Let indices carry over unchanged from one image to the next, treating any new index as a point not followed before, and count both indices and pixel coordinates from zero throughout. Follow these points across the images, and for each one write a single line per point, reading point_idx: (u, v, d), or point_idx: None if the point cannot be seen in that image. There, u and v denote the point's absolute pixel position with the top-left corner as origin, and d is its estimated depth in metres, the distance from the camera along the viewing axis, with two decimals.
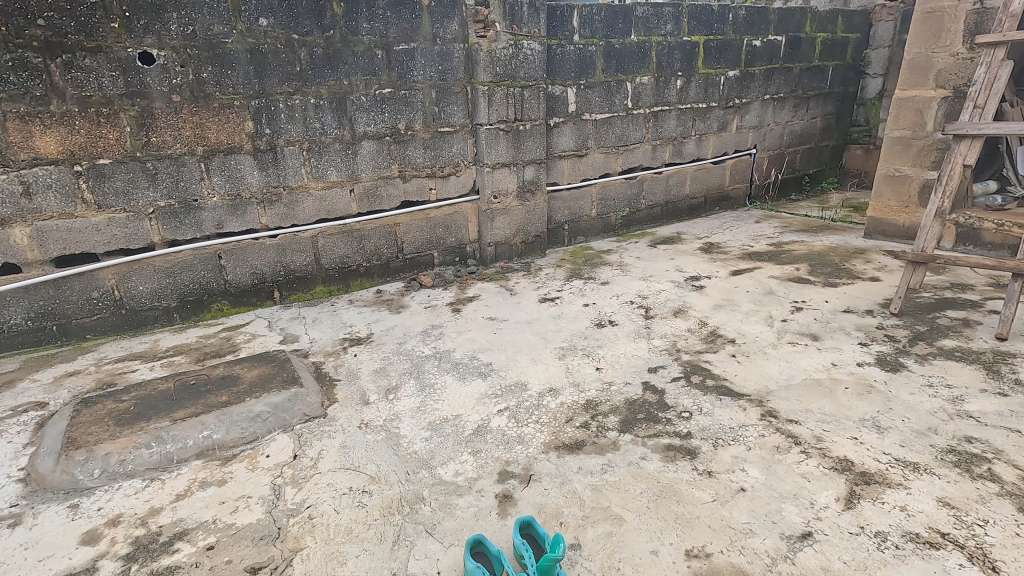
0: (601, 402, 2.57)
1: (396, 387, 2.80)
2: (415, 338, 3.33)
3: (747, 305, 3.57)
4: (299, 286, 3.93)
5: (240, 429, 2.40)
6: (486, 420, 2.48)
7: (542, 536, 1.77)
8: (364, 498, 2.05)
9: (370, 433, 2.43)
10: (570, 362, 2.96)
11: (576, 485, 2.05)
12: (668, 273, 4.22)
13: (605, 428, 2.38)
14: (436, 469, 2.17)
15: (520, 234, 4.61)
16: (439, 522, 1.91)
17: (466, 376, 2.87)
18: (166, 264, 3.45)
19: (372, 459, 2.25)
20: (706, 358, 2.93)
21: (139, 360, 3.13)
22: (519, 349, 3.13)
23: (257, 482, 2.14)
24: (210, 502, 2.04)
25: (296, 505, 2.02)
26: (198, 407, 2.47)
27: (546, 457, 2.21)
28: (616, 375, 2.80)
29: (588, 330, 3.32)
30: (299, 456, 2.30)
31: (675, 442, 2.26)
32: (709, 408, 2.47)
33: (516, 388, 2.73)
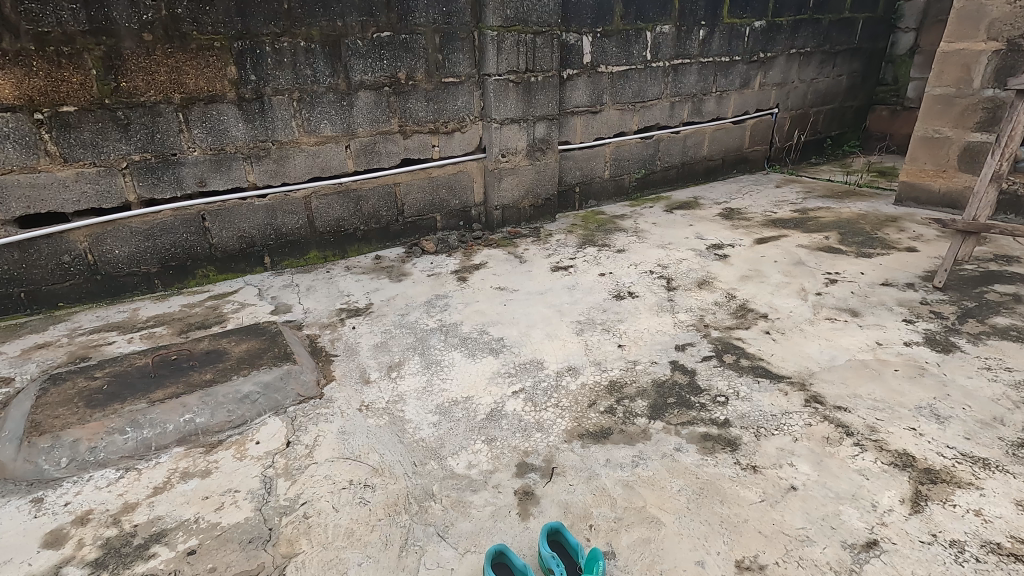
0: (627, 384, 2.33)
1: (399, 364, 2.55)
2: (418, 310, 3.06)
3: (777, 277, 3.31)
4: (292, 251, 3.63)
5: (227, 411, 2.15)
6: (500, 403, 2.24)
7: (575, 549, 1.55)
8: (366, 494, 1.82)
9: (371, 417, 2.19)
10: (589, 338, 2.71)
11: (605, 480, 1.82)
12: (688, 241, 3.94)
13: (633, 414, 2.14)
14: (446, 461, 1.94)
15: (529, 196, 4.30)
16: (451, 523, 1.69)
17: (475, 352, 2.62)
18: (144, 225, 3.15)
19: (374, 448, 2.02)
20: (738, 335, 2.68)
21: (116, 331, 2.86)
22: (533, 323, 2.87)
23: (245, 474, 1.91)
24: (192, 497, 1.81)
25: (289, 502, 1.79)
26: (180, 387, 2.22)
27: (569, 448, 1.98)
28: (640, 354, 2.56)
29: (606, 302, 3.06)
30: (293, 442, 2.06)
31: (712, 431, 2.03)
32: (747, 392, 2.24)
33: (531, 367, 2.49)
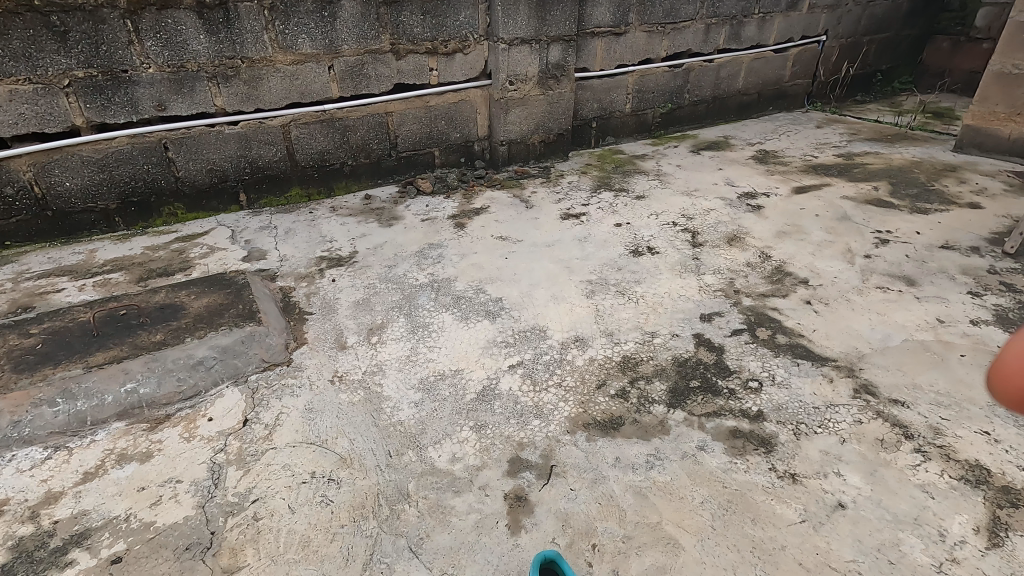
0: (642, 361, 2.00)
1: (382, 327, 2.23)
2: (408, 261, 2.70)
3: (819, 235, 2.89)
4: (270, 187, 3.24)
5: (176, 381, 1.86)
6: (494, 379, 1.93)
7: None
8: (329, 491, 1.54)
9: (344, 392, 1.89)
10: (600, 302, 2.35)
11: (613, 486, 1.53)
12: (717, 189, 3.49)
13: (649, 400, 1.83)
14: (426, 451, 1.65)
15: (539, 131, 3.81)
16: (427, 535, 1.42)
17: (470, 315, 2.29)
18: (96, 154, 2.75)
19: (344, 432, 1.73)
20: (773, 304, 2.31)
21: (67, 276, 2.54)
22: (536, 282, 2.51)
23: (192, 460, 1.63)
24: (125, 488, 1.54)
25: (238, 499, 1.51)
26: (124, 349, 1.92)
27: (572, 441, 1.68)
28: (659, 324, 2.21)
29: (622, 259, 2.69)
30: (251, 421, 1.77)
31: (743, 426, 1.71)
32: (784, 378, 1.90)
33: (533, 335, 2.16)
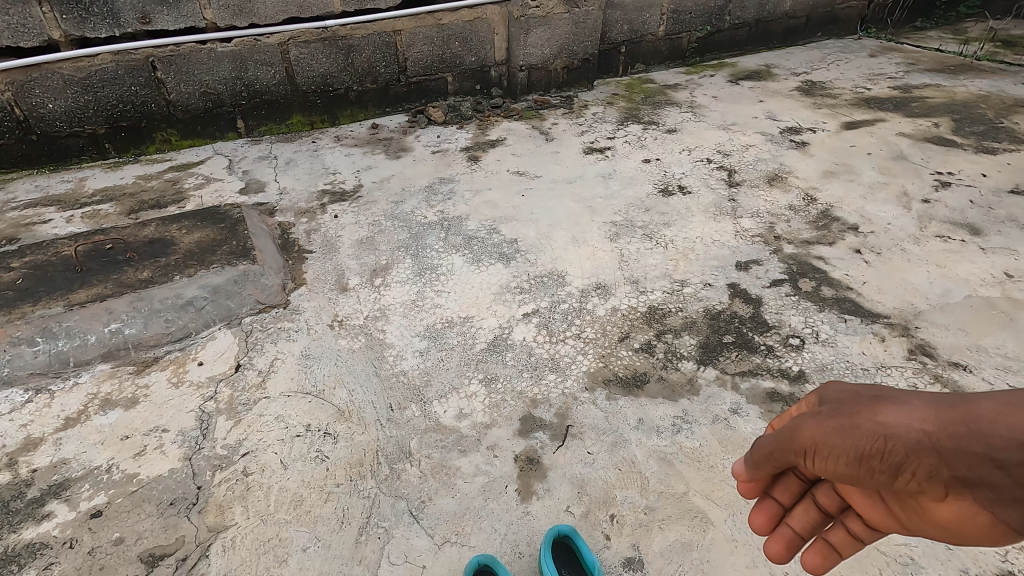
0: (670, 312, 1.82)
1: (386, 268, 2.05)
2: (417, 197, 2.49)
3: (870, 176, 2.60)
4: (270, 114, 3.00)
5: (165, 322, 1.73)
6: (507, 329, 1.77)
7: (591, 566, 1.12)
8: (325, 446, 1.42)
9: (344, 338, 1.75)
10: (625, 246, 2.14)
11: (635, 451, 1.38)
12: (757, 123, 3.17)
13: (677, 356, 1.65)
14: (431, 406, 1.52)
15: (563, 55, 3.47)
16: (430, 498, 1.29)
17: (482, 257, 2.10)
18: (78, 73, 2.53)
19: (343, 381, 1.59)
20: (819, 253, 2.08)
21: (55, 205, 2.38)
22: (555, 222, 2.30)
23: (179, 407, 1.51)
24: (108, 436, 1.43)
25: (227, 451, 1.40)
26: (108, 287, 1.77)
27: (591, 399, 1.52)
28: (690, 271, 2.00)
29: (650, 199, 2.45)
30: (243, 367, 1.65)
31: (781, 387, 1.54)
32: (830, 336, 1.71)
33: (550, 281, 1.97)
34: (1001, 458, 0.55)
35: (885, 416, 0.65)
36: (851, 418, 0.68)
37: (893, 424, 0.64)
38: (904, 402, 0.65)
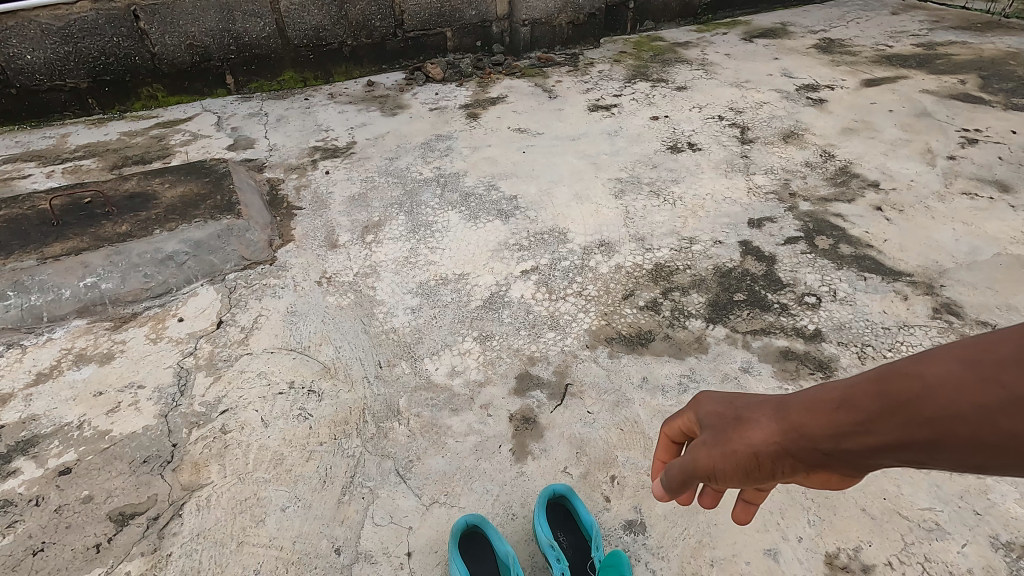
0: (678, 269, 1.71)
1: (379, 224, 1.95)
2: (412, 153, 2.38)
3: (892, 133, 2.46)
4: (260, 69, 2.87)
5: (143, 277, 1.64)
6: (504, 286, 1.67)
7: (587, 528, 1.04)
8: (309, 404, 1.33)
9: (332, 294, 1.66)
10: (631, 203, 2.03)
11: (638, 411, 1.30)
12: (772, 80, 3.01)
13: (685, 314, 1.55)
14: (422, 364, 1.43)
15: (567, 10, 3.30)
16: (418, 458, 1.21)
17: (480, 214, 1.99)
18: (57, 22, 2.40)
19: (330, 338, 1.51)
20: (836, 210, 1.96)
21: (35, 161, 2.29)
22: (558, 179, 2.18)
23: (157, 363, 1.44)
24: (81, 392, 1.36)
25: (205, 408, 1.32)
26: (84, 240, 1.68)
27: (592, 358, 1.43)
28: (699, 228, 1.89)
29: (657, 155, 2.32)
30: (226, 323, 1.56)
31: (796, 346, 1.44)
32: (848, 294, 1.60)
33: (550, 238, 1.86)
34: (852, 454, 0.49)
35: (737, 437, 0.57)
36: (710, 452, 0.58)
37: (745, 449, 0.55)
38: (751, 413, 0.57)
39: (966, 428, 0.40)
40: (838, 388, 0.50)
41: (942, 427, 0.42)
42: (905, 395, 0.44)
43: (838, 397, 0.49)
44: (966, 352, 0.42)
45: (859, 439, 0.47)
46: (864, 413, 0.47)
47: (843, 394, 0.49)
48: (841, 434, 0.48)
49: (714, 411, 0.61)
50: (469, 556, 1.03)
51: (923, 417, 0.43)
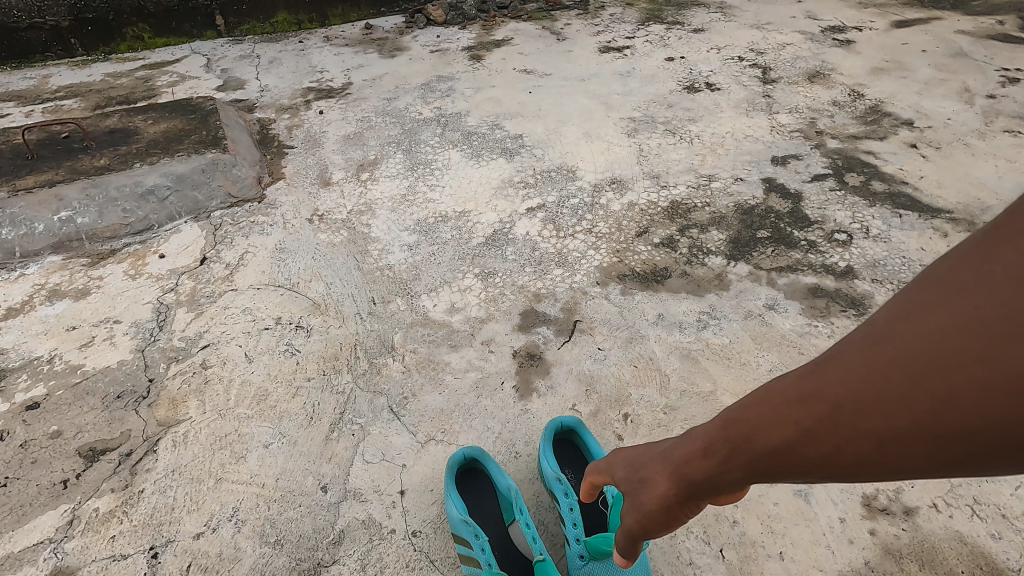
0: (696, 207, 1.58)
1: (375, 163, 1.83)
2: (412, 94, 2.24)
3: (926, 72, 2.29)
4: (251, 10, 2.71)
5: (122, 212, 1.53)
6: (508, 223, 1.55)
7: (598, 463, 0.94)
8: (297, 340, 1.24)
9: (324, 232, 1.54)
10: (645, 142, 1.89)
11: (653, 348, 1.19)
12: (795, 22, 2.82)
13: (704, 251, 1.43)
14: (419, 300, 1.32)
15: None
16: (413, 395, 1.12)
17: (482, 152, 1.86)
18: None
19: (321, 275, 1.40)
20: (868, 148, 1.82)
21: (14, 101, 2.17)
22: (566, 118, 2.04)
23: (135, 299, 1.34)
24: (53, 327, 1.26)
25: (185, 344, 1.23)
26: (59, 174, 1.58)
27: (603, 295, 1.32)
28: (719, 166, 1.76)
29: (673, 95, 2.17)
30: (209, 260, 1.46)
31: (826, 283, 1.32)
32: (883, 232, 1.47)
33: (558, 176, 1.73)
34: (740, 486, 0.47)
35: (645, 493, 0.54)
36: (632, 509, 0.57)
37: (652, 503, 0.53)
38: (646, 467, 0.55)
39: (802, 452, 0.39)
40: (701, 429, 0.49)
41: (788, 455, 0.40)
42: (746, 430, 0.43)
43: (703, 444, 0.47)
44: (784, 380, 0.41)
45: (733, 473, 0.46)
46: (723, 454, 0.45)
47: (703, 436, 0.48)
48: (716, 473, 0.47)
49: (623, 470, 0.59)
50: (467, 490, 0.93)
51: (769, 450, 0.41)
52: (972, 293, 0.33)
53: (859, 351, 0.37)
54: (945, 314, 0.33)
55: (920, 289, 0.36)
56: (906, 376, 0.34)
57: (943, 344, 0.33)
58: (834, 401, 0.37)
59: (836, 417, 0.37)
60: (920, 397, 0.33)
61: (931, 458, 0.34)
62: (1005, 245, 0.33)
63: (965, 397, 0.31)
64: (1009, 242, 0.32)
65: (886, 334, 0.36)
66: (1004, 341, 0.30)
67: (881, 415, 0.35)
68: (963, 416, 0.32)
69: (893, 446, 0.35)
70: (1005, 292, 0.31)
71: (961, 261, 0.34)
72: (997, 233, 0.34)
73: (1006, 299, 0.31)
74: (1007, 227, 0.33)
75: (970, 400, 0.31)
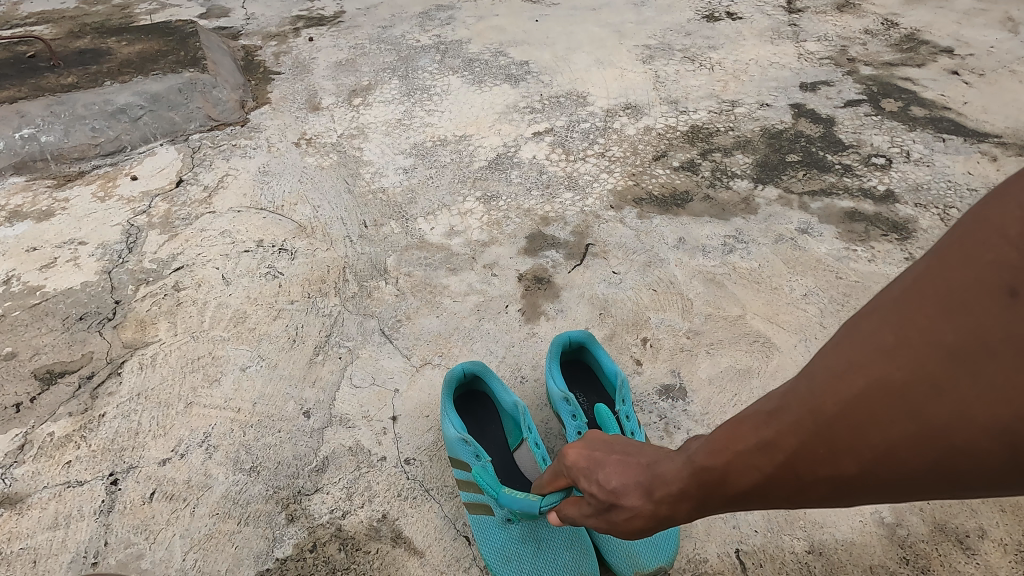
0: (718, 131, 1.45)
1: (368, 88, 1.68)
2: (408, 22, 2.07)
3: (966, 1, 2.11)
4: None
5: (91, 132, 1.40)
6: (512, 147, 1.42)
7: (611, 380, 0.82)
8: (280, 262, 1.12)
9: (311, 155, 1.41)
10: (661, 68, 1.74)
11: (674, 272, 1.07)
12: None
13: (728, 175, 1.30)
14: (415, 223, 1.20)
15: None
16: (408, 318, 1.00)
17: (485, 78, 1.71)
18: None
19: (307, 198, 1.28)
20: (905, 74, 1.66)
21: None
22: (575, 46, 1.88)
23: (103, 220, 1.22)
24: (11, 248, 1.15)
25: (156, 266, 1.11)
26: (23, 92, 1.45)
27: (618, 218, 1.19)
28: (742, 92, 1.61)
29: (691, 24, 2.00)
30: (186, 182, 1.33)
31: (864, 207, 1.20)
32: (924, 156, 1.34)
33: (567, 102, 1.59)
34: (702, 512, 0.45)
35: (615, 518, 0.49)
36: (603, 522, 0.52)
37: (626, 530, 0.49)
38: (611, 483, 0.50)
39: (764, 496, 0.37)
40: (660, 466, 0.46)
41: (741, 499, 0.39)
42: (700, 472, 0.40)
43: (656, 479, 0.45)
44: (731, 430, 0.38)
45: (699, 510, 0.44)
46: (690, 498, 0.42)
47: (665, 478, 0.44)
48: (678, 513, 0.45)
49: (590, 485, 0.52)
50: (467, 416, 0.83)
51: (726, 496, 0.39)
52: (897, 345, 0.31)
53: (798, 405, 0.34)
54: (873, 369, 0.31)
55: (846, 338, 0.33)
56: (846, 431, 0.32)
57: (875, 402, 0.31)
58: (780, 458, 0.35)
59: (792, 469, 0.35)
60: (859, 454, 0.31)
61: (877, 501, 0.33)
62: (924, 293, 0.31)
63: (902, 452, 0.30)
64: (929, 292, 0.30)
65: (820, 388, 0.33)
66: (930, 398, 0.29)
67: (826, 472, 0.33)
68: (902, 471, 0.30)
69: (849, 492, 0.33)
70: (927, 347, 0.29)
71: (885, 309, 0.32)
72: (916, 280, 0.32)
73: (928, 354, 0.29)
74: (921, 277, 0.31)
75: (906, 456, 0.30)
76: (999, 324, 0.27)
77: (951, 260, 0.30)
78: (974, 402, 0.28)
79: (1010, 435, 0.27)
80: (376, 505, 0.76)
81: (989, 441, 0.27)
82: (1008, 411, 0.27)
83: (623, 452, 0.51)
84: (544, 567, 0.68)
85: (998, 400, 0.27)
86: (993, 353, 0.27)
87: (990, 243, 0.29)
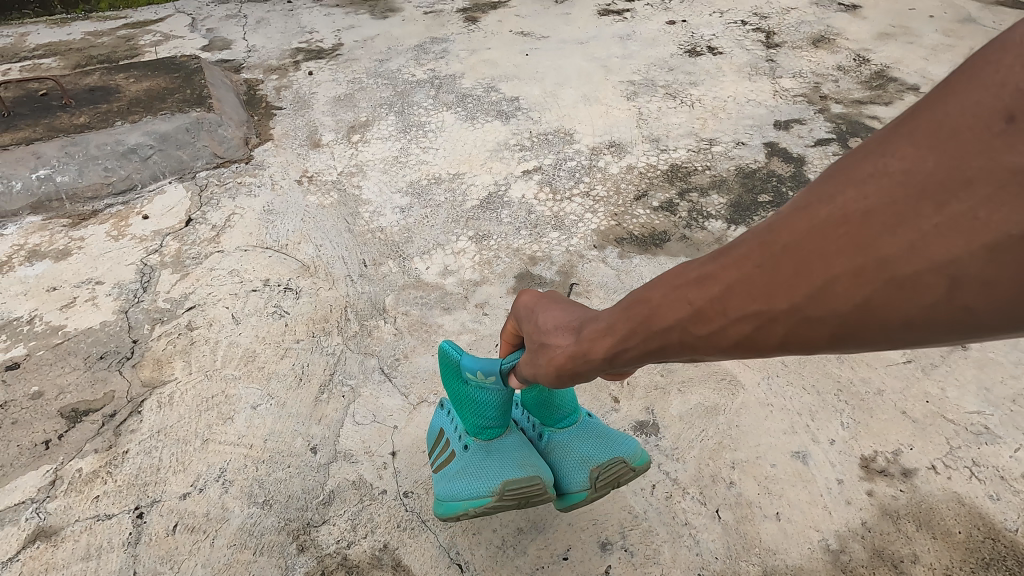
0: (696, 171, 1.54)
1: (366, 125, 1.77)
2: (404, 56, 2.16)
3: (935, 37, 2.22)
4: None
5: (104, 172, 1.48)
6: (503, 186, 1.51)
7: None
8: (285, 302, 1.20)
9: (313, 194, 1.50)
10: (644, 105, 1.83)
11: None
12: None
13: (704, 215, 1.40)
14: (411, 263, 1.29)
15: None
16: (406, 356, 1.09)
17: (477, 115, 1.80)
18: None
19: (310, 237, 1.36)
20: (872, 113, 1.77)
21: None
22: (564, 81, 1.98)
23: (118, 259, 1.30)
24: (33, 289, 1.22)
25: (170, 305, 1.19)
26: (38, 133, 1.53)
27: (600, 258, 1.29)
28: (719, 130, 1.71)
29: (674, 59, 2.10)
30: (195, 221, 1.41)
31: None
32: None
33: (555, 139, 1.68)
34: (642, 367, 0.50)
35: (544, 354, 0.60)
36: (533, 364, 0.63)
37: (547, 368, 0.60)
38: (552, 331, 0.60)
39: (691, 333, 0.42)
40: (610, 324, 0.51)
41: (678, 340, 0.44)
42: (649, 312, 0.45)
43: (608, 332, 0.50)
44: (683, 272, 0.43)
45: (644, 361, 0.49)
46: (624, 337, 0.48)
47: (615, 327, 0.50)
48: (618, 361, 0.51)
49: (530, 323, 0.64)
50: None
51: (653, 335, 0.45)
52: (870, 179, 0.33)
53: (752, 241, 0.38)
54: (841, 202, 0.34)
55: (826, 177, 0.36)
56: (796, 261, 0.36)
57: (834, 232, 0.34)
58: (718, 290, 0.40)
59: (723, 301, 0.40)
60: (798, 287, 0.35)
61: (797, 343, 0.37)
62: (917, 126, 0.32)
63: (842, 285, 0.34)
64: (924, 125, 0.32)
65: (781, 225, 0.37)
66: (888, 230, 0.32)
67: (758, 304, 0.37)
68: (836, 305, 0.34)
69: (772, 327, 0.38)
70: (903, 181, 0.32)
71: (873, 148, 0.34)
72: (917, 113, 0.33)
73: (894, 188, 0.32)
74: (911, 119, 0.33)
75: (844, 289, 0.34)
76: (975, 153, 0.29)
77: (958, 87, 0.32)
78: (928, 235, 0.30)
79: (956, 269, 0.30)
80: (378, 535, 0.84)
81: (935, 276, 0.31)
82: (963, 244, 0.29)
83: (568, 309, 0.62)
84: (491, 464, 0.78)
85: (959, 232, 0.30)
86: (969, 185, 0.29)
87: (1000, 68, 0.30)
